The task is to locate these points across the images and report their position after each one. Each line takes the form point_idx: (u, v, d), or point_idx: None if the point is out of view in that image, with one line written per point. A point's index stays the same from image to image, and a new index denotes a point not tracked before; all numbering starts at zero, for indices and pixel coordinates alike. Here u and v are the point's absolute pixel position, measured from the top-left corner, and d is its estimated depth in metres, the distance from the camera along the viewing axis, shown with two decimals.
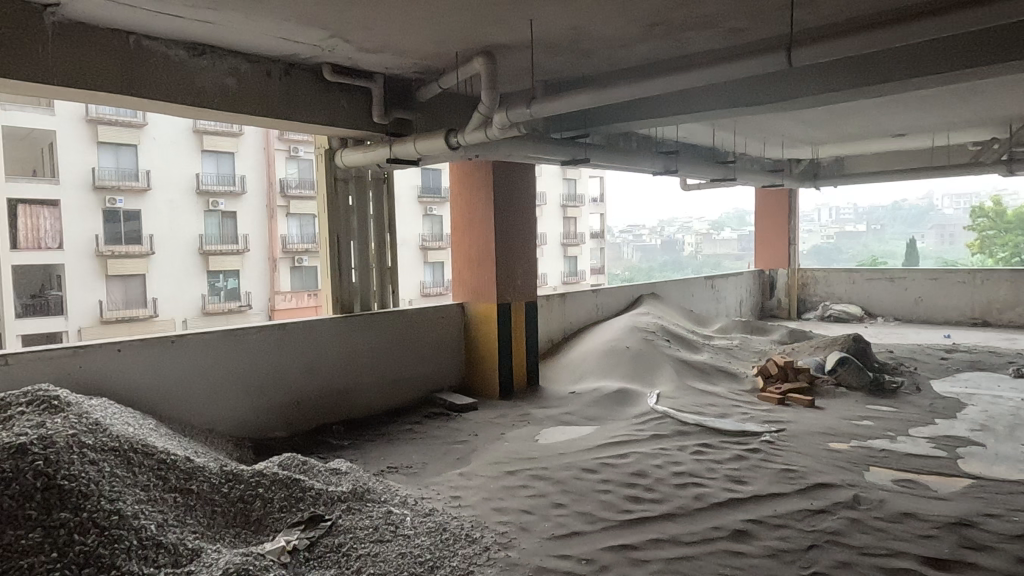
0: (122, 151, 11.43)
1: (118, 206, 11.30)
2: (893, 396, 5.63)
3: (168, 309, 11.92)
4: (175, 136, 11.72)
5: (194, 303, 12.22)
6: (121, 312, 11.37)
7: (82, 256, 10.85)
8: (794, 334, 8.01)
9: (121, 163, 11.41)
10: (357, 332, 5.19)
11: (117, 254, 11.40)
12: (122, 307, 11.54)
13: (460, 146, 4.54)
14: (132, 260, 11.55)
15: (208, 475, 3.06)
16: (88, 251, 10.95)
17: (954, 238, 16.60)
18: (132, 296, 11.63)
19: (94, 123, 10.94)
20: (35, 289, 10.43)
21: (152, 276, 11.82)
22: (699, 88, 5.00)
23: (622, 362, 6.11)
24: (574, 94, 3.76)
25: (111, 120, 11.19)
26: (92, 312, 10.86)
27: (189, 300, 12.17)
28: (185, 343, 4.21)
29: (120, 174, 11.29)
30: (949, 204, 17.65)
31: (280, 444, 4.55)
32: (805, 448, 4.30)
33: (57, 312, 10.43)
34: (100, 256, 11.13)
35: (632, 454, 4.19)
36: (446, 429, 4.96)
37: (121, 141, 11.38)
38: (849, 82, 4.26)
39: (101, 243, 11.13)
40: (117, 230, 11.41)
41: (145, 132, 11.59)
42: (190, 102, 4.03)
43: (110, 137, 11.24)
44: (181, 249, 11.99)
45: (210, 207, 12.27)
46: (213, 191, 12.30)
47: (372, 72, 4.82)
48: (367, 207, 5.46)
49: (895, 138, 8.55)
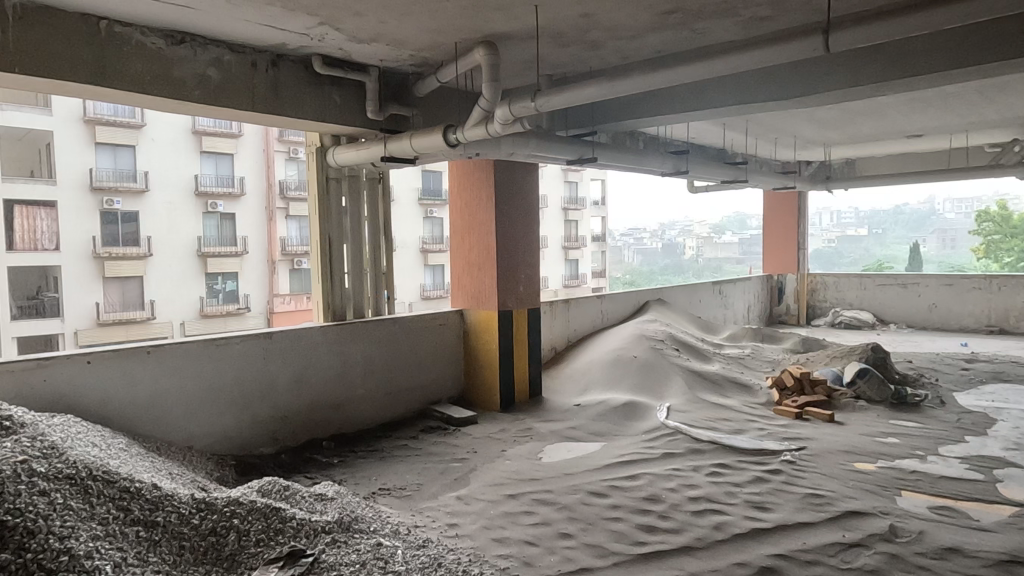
0: (120, 150, 11.05)
1: (116, 207, 10.95)
2: (917, 410, 5.33)
3: (166, 311, 11.63)
4: (174, 136, 11.50)
5: (193, 305, 11.95)
6: (118, 315, 11.01)
7: (80, 258, 10.39)
8: (807, 343, 7.69)
9: (119, 163, 11.04)
10: (349, 342, 4.90)
11: (114, 256, 10.93)
12: (119, 310, 11.17)
13: (460, 144, 4.23)
14: (130, 261, 11.13)
15: (178, 504, 2.75)
16: (86, 254, 10.45)
17: (957, 241, 16.30)
18: (130, 298, 11.27)
19: (92, 123, 10.56)
20: (32, 292, 10.12)
21: (150, 278, 11.40)
22: (715, 82, 4.68)
23: (630, 372, 5.80)
24: (582, 85, 3.43)
25: (110, 121, 10.82)
26: (88, 315, 10.55)
27: (188, 303, 11.88)
28: (162, 353, 3.91)
29: (117, 175, 10.90)
30: (952, 208, 17.39)
31: (266, 462, 4.26)
32: (830, 469, 3.99)
33: (53, 315, 10.28)
34: (96, 258, 10.62)
35: (644, 476, 3.88)
36: (443, 445, 4.66)
37: (118, 141, 11.02)
38: (879, 75, 3.94)
39: (97, 245, 10.64)
40: (117, 232, 11.07)
41: (145, 133, 11.31)
42: (169, 94, 3.74)
43: (106, 137, 10.85)
44: (181, 251, 11.66)
45: (210, 209, 12.02)
46: (211, 192, 12.02)
47: (366, 65, 4.54)
48: (361, 208, 5.17)
49: (910, 139, 8.27)
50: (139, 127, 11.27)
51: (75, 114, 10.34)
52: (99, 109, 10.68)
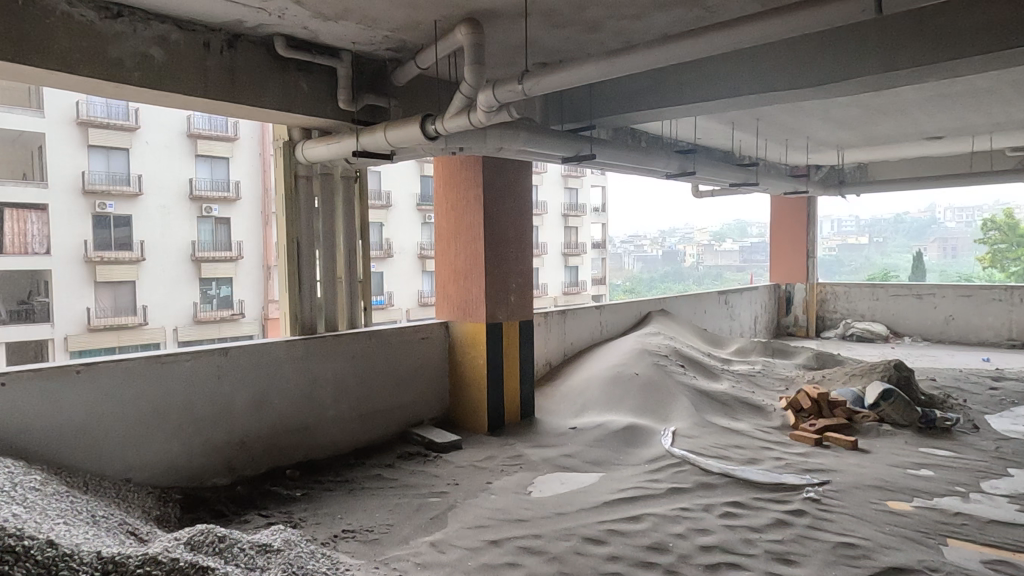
0: (113, 153, 10.30)
1: (108, 211, 10.18)
2: (948, 437, 4.83)
3: (158, 316, 10.88)
4: (168, 139, 10.75)
5: (184, 313, 11.22)
6: (110, 320, 10.15)
7: (72, 262, 9.60)
8: (821, 359, 7.19)
9: (111, 167, 10.26)
10: (318, 358, 4.40)
11: (106, 261, 10.20)
12: (110, 315, 10.32)
13: (439, 136, 3.72)
14: (123, 266, 10.41)
15: (77, 565, 2.25)
16: (77, 258, 9.70)
17: (960, 250, 15.82)
18: (121, 303, 10.46)
19: (84, 125, 9.62)
20: (23, 296, 9.16)
21: (142, 283, 10.74)
22: (728, 70, 4.15)
23: (631, 392, 5.29)
24: (578, 63, 2.89)
25: (103, 123, 9.96)
26: (80, 321, 9.64)
27: (183, 309, 11.21)
28: (96, 373, 3.41)
29: (111, 179, 10.14)
30: (953, 218, 17.35)
31: (218, 496, 3.75)
32: (860, 511, 3.47)
33: (44, 320, 9.22)
34: (88, 262, 9.86)
35: (648, 518, 3.37)
36: (422, 475, 4.15)
37: (110, 145, 10.20)
38: (919, 58, 3.42)
39: (90, 249, 9.92)
40: (108, 237, 10.29)
41: (139, 136, 10.52)
42: (103, 75, 3.23)
43: (99, 140, 10.03)
44: (172, 257, 10.90)
45: (204, 214, 11.28)
46: (207, 196, 11.28)
47: (338, 49, 4.07)
48: (335, 209, 4.70)
49: (929, 141, 7.78)
50: (133, 130, 10.46)
51: (65, 113, 9.30)
52: (93, 111, 9.78)
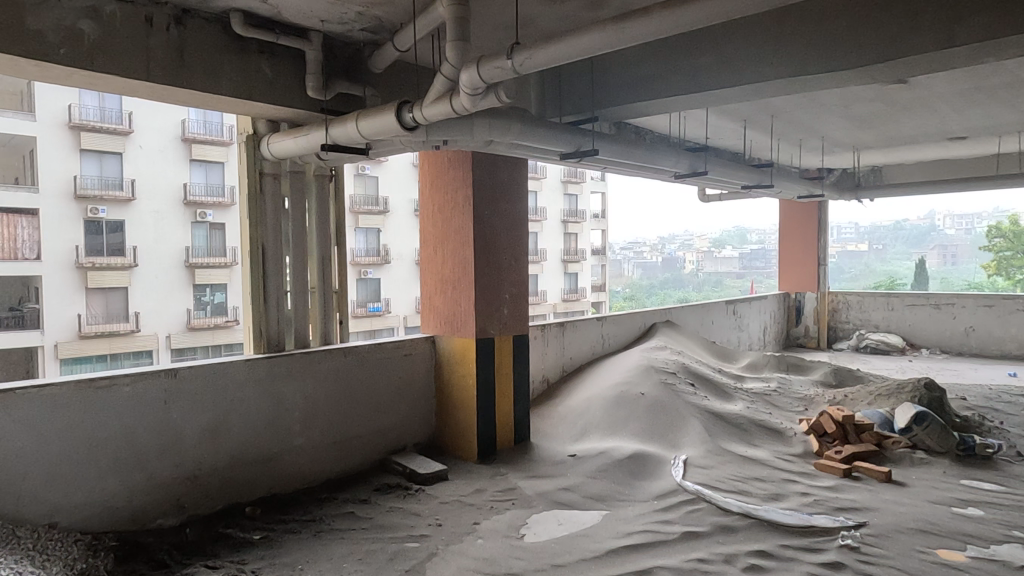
0: (107, 157, 9.69)
1: (101, 216, 9.64)
2: (990, 467, 4.33)
3: (151, 323, 10.06)
4: (162, 143, 10.04)
5: (178, 319, 10.26)
6: (98, 327, 9.40)
7: (64, 267, 8.89)
8: (839, 375, 6.72)
9: (104, 171, 9.68)
10: (284, 379, 3.90)
11: (98, 266, 9.49)
12: (101, 322, 9.63)
13: (419, 125, 3.22)
14: (115, 272, 9.68)
15: None
16: (70, 263, 9.00)
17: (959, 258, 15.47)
18: (114, 310, 9.75)
19: (76, 129, 9.16)
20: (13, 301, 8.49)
21: (135, 290, 10.04)
22: (750, 53, 3.66)
23: (637, 416, 4.79)
24: (578, 32, 2.39)
25: (95, 127, 9.44)
26: (70, 326, 8.96)
27: (176, 315, 10.24)
28: (12, 401, 2.91)
29: (102, 183, 9.58)
30: (953, 225, 17.01)
31: (161, 541, 3.25)
32: (907, 562, 2.97)
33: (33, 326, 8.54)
34: (79, 268, 9.11)
35: (659, 573, 2.86)
36: (401, 514, 3.63)
37: (104, 147, 9.65)
38: (978, 34, 2.95)
39: (81, 256, 9.15)
40: (100, 242, 9.65)
41: (132, 140, 9.82)
42: (22, 52, 2.72)
43: (93, 143, 9.52)
44: (167, 262, 9.97)
45: (198, 218, 10.29)
46: (201, 201, 10.37)
47: (305, 29, 3.59)
48: (306, 211, 4.21)
49: (950, 142, 7.33)
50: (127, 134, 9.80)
51: (57, 117, 8.88)
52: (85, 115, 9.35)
